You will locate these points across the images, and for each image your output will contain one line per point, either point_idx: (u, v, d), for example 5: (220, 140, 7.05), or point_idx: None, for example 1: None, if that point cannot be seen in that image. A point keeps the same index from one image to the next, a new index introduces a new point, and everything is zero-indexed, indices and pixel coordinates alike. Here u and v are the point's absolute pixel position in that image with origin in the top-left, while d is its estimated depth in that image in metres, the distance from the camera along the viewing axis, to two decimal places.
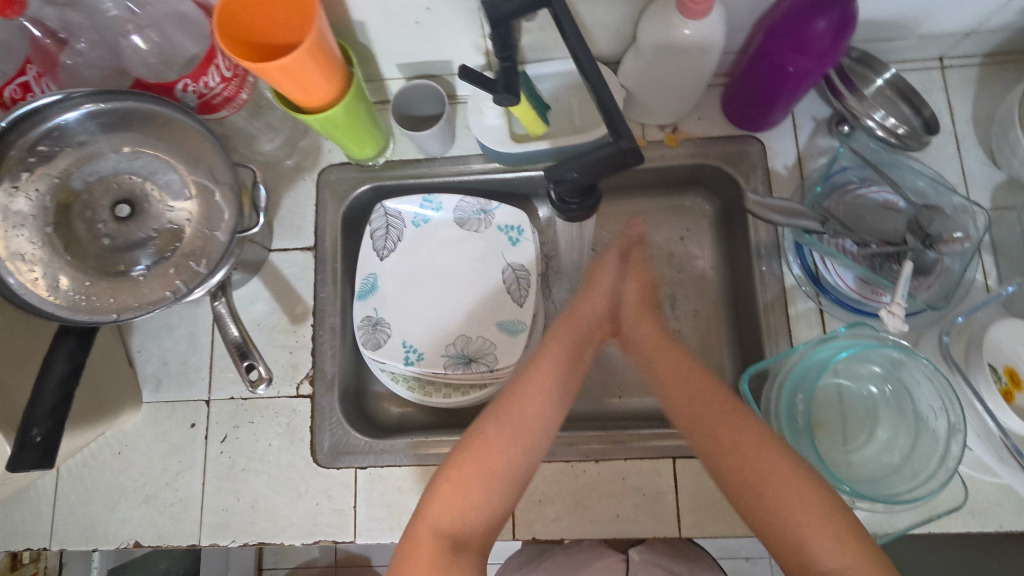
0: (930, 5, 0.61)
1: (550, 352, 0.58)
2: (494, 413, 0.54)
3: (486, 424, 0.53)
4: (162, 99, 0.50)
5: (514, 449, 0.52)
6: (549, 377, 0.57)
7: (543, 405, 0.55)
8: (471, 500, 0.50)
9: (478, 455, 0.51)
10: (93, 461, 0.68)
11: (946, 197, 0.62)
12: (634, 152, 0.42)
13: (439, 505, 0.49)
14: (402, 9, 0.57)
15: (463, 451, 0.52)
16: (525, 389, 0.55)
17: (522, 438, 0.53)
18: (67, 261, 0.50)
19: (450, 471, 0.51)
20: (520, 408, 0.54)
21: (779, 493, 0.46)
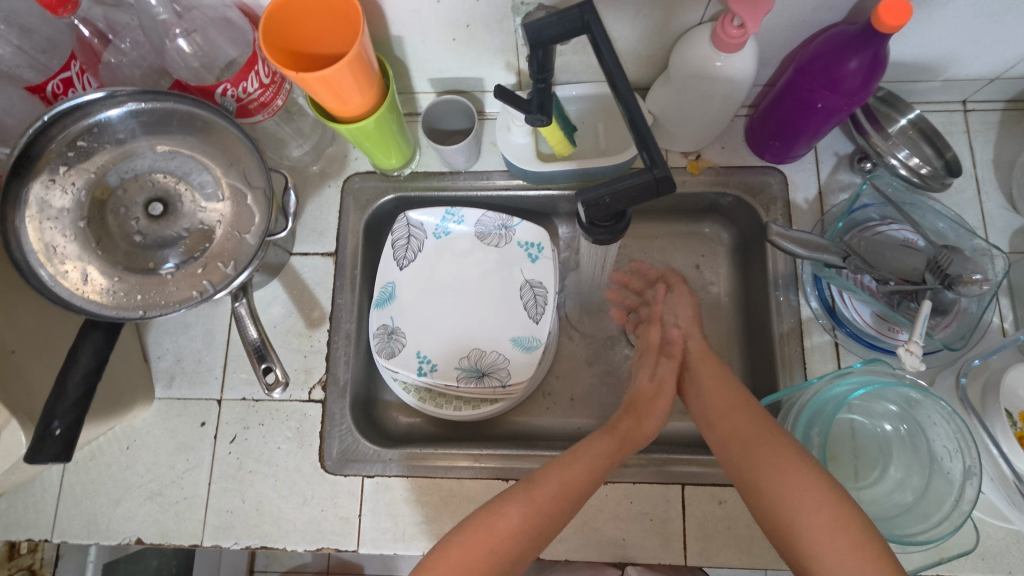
0: (958, 50, 0.62)
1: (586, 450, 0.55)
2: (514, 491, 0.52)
3: (506, 504, 0.51)
4: (202, 101, 0.51)
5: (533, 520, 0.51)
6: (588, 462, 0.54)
7: (568, 503, 0.52)
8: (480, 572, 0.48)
9: (492, 528, 0.50)
10: (101, 455, 0.68)
11: (965, 239, 0.62)
12: (667, 180, 0.43)
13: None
14: (440, 27, 0.58)
15: (473, 525, 0.50)
16: (549, 471, 0.53)
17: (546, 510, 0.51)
18: (97, 255, 0.50)
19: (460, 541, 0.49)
20: (543, 487, 0.52)
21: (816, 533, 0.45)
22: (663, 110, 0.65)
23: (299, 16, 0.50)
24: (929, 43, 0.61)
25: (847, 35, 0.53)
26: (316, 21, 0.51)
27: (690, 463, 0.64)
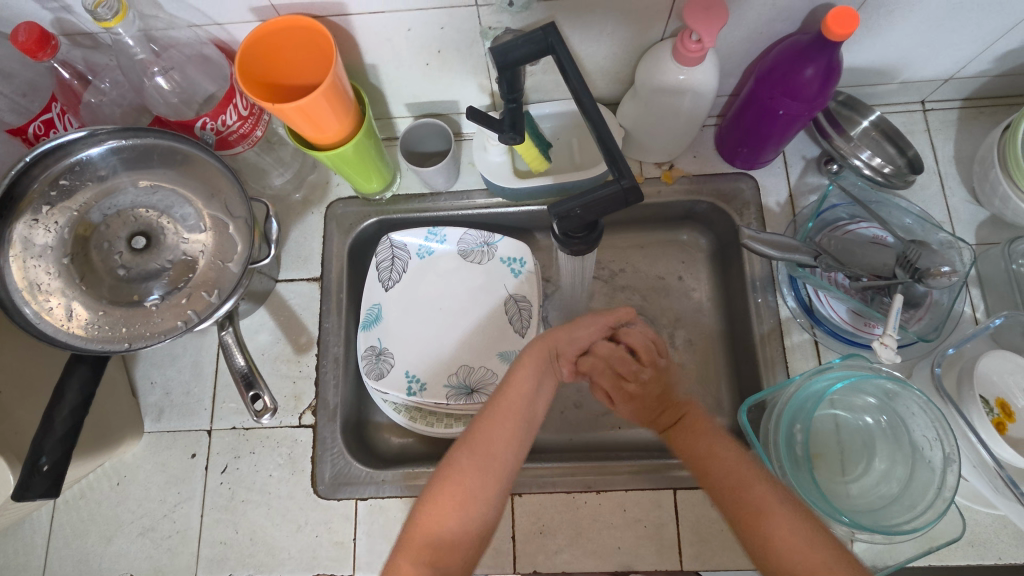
0: (911, 54, 0.65)
1: (511, 391, 0.55)
2: (468, 445, 0.52)
3: (457, 455, 0.51)
4: (182, 135, 0.52)
5: (493, 476, 0.50)
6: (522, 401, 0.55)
7: (513, 437, 0.53)
8: (461, 537, 0.48)
9: (461, 488, 0.49)
10: (91, 492, 0.68)
11: (931, 232, 0.64)
12: (635, 190, 0.44)
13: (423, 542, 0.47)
14: (413, 54, 0.60)
15: (454, 479, 0.50)
16: (496, 419, 0.53)
17: (497, 466, 0.51)
18: (82, 290, 0.51)
19: (435, 507, 0.49)
20: (492, 438, 0.52)
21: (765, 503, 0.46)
22: (634, 123, 0.67)
23: (274, 49, 0.52)
24: (882, 49, 0.64)
25: (801, 44, 0.55)
26: (291, 54, 0.53)
27: (678, 467, 0.65)
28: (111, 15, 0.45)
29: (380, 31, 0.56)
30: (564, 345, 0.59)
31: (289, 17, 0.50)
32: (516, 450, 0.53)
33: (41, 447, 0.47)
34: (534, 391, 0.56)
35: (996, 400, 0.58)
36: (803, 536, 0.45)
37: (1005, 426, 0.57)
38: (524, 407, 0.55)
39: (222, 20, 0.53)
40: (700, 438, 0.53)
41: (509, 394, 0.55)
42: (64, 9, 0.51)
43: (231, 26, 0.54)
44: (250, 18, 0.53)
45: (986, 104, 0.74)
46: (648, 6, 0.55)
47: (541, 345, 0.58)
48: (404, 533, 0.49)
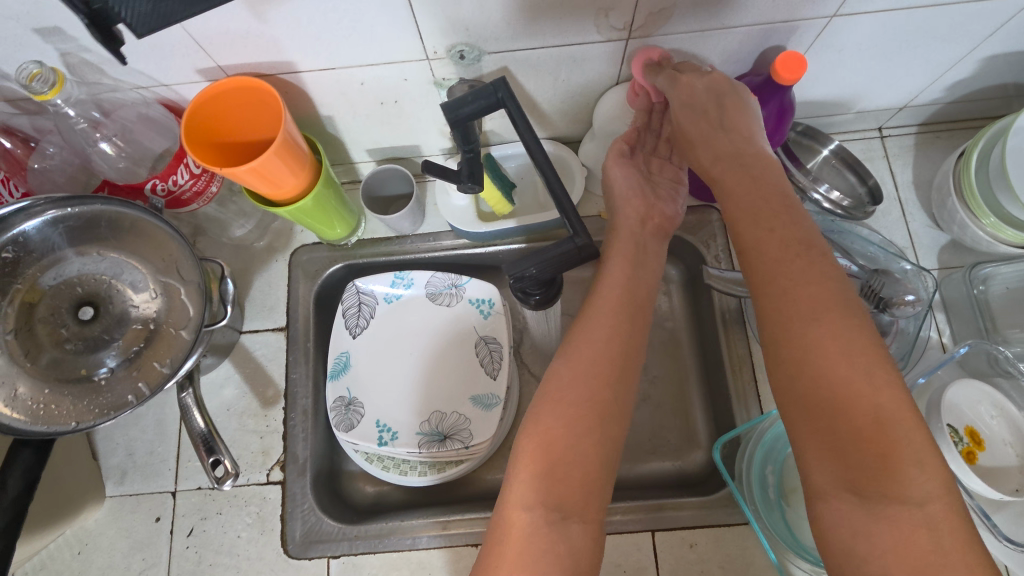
0: (864, 86, 0.66)
1: (607, 285, 0.54)
2: (568, 360, 0.49)
3: (557, 367, 0.50)
4: (130, 202, 0.51)
5: (582, 388, 0.47)
6: (614, 320, 0.51)
7: (608, 350, 0.50)
8: (577, 442, 0.45)
9: (558, 389, 0.48)
10: (51, 563, 0.65)
11: (895, 261, 0.65)
12: (589, 247, 0.44)
13: (526, 457, 0.45)
14: (369, 105, 0.60)
15: (544, 404, 0.47)
16: (584, 333, 0.51)
17: (591, 371, 0.49)
18: (25, 368, 0.50)
19: (540, 419, 0.47)
20: (591, 343, 0.50)
21: (857, 400, 0.38)
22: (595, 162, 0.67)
23: (222, 108, 0.51)
24: (837, 83, 0.65)
25: (754, 85, 0.55)
26: (240, 112, 0.52)
27: (657, 509, 0.63)
28: (47, 87, 0.45)
29: (332, 85, 0.56)
30: (622, 223, 0.59)
31: (235, 78, 0.50)
32: (613, 346, 0.50)
33: None
34: (627, 284, 0.55)
35: (965, 428, 0.58)
36: (843, 341, 0.39)
37: (976, 456, 0.57)
38: (615, 332, 0.51)
39: (169, 81, 0.52)
40: (750, 228, 0.46)
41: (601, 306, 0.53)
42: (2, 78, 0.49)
43: (179, 86, 0.53)
44: (197, 79, 0.52)
45: (942, 129, 0.75)
46: (602, 51, 0.55)
47: (623, 236, 0.58)
48: (510, 469, 0.46)
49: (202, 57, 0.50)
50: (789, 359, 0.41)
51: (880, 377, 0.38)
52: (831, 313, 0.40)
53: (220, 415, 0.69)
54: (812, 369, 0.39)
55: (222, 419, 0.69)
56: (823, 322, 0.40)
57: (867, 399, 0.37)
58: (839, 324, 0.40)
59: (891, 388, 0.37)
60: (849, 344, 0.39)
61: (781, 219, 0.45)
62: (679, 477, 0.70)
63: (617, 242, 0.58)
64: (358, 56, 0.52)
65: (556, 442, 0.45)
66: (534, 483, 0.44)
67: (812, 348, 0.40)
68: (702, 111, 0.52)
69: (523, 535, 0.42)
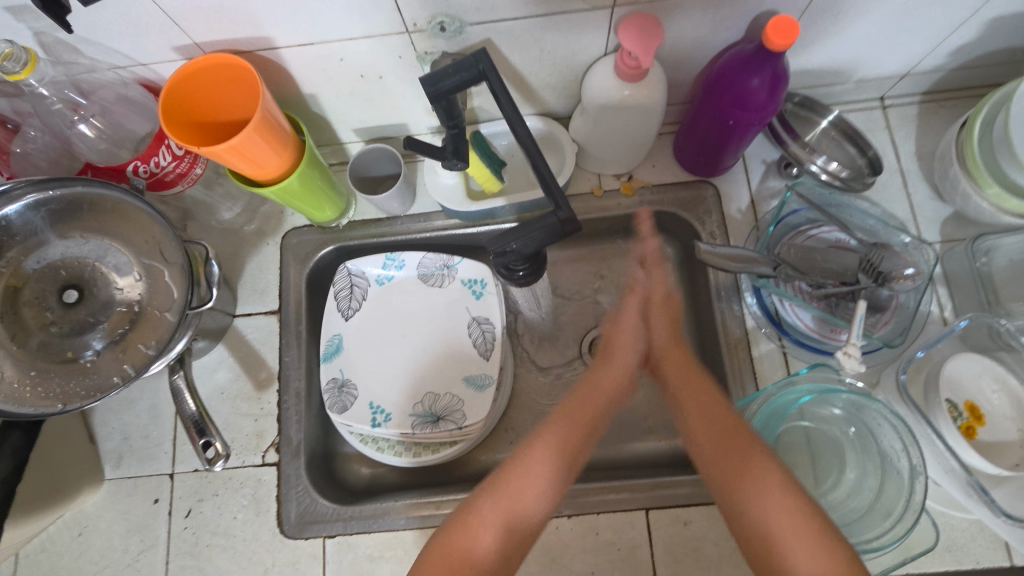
0: (863, 54, 0.64)
1: (574, 403, 0.55)
2: (525, 443, 0.51)
3: (518, 458, 0.50)
4: (110, 183, 0.51)
5: (540, 481, 0.49)
6: (571, 424, 0.53)
7: (572, 448, 0.51)
8: (507, 537, 0.47)
9: (523, 470, 0.49)
10: (51, 545, 0.66)
11: (894, 234, 0.63)
12: (572, 222, 0.44)
13: (461, 544, 0.46)
14: (353, 83, 0.59)
15: (507, 467, 0.49)
16: (554, 422, 0.53)
17: (560, 450, 0.51)
18: (12, 351, 0.50)
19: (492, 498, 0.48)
20: (550, 435, 0.52)
21: (782, 537, 0.42)
22: (586, 138, 0.66)
23: (202, 87, 0.50)
24: (834, 50, 0.63)
25: (745, 54, 0.54)
26: (223, 92, 0.51)
27: (651, 487, 0.63)
28: (20, 66, 0.45)
29: (313, 62, 0.55)
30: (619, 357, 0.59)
31: (212, 55, 0.49)
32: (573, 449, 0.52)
33: None
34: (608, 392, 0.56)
35: (965, 403, 0.57)
36: (789, 527, 0.42)
37: (975, 431, 0.56)
38: (576, 435, 0.52)
39: (146, 60, 0.51)
40: (694, 390, 0.54)
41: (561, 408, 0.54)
42: None
43: (157, 64, 0.52)
44: (175, 57, 0.51)
45: (945, 97, 0.72)
46: (586, 22, 0.53)
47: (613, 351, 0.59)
48: (458, 515, 0.48)
49: (177, 34, 0.49)
50: (740, 497, 0.45)
51: (813, 538, 0.42)
52: (761, 465, 0.46)
53: (213, 398, 0.69)
54: (749, 519, 0.44)
55: (216, 402, 0.69)
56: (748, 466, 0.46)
57: (787, 537, 0.42)
58: (786, 502, 0.43)
59: (809, 522, 0.42)
60: (805, 547, 0.41)
61: (739, 441, 0.48)
62: (675, 457, 0.69)
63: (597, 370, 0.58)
64: (335, 30, 0.50)
65: (503, 520, 0.47)
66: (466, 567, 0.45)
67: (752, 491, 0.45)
68: (671, 325, 0.60)
69: None
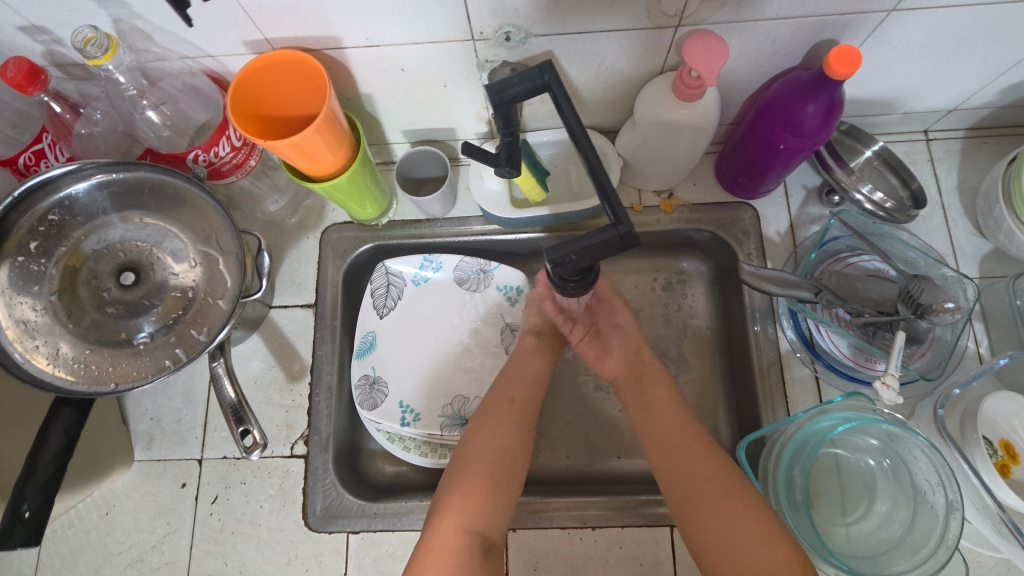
0: (915, 86, 0.64)
1: (517, 367, 0.67)
2: (485, 410, 0.63)
3: (477, 420, 0.63)
4: (173, 170, 0.53)
5: (518, 413, 0.63)
6: (533, 366, 0.67)
7: (519, 409, 0.63)
8: (488, 473, 0.58)
9: (487, 441, 0.60)
10: (79, 522, 0.67)
11: (936, 268, 0.62)
12: (632, 236, 0.43)
13: (473, 453, 0.59)
14: (409, 84, 0.59)
15: (479, 422, 0.62)
16: (516, 367, 0.67)
17: (525, 399, 0.64)
18: (67, 328, 0.52)
19: (483, 425, 0.61)
20: (502, 402, 0.63)
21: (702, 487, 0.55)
22: (632, 153, 0.66)
23: (267, 81, 0.51)
24: (887, 81, 0.63)
25: (803, 80, 0.54)
26: (286, 87, 0.52)
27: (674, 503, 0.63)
28: (101, 53, 0.46)
29: (376, 63, 0.56)
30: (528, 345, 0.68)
31: (283, 51, 0.50)
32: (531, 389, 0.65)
33: (22, 494, 0.50)
34: (533, 379, 0.66)
35: (999, 441, 0.56)
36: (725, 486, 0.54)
37: (1009, 470, 0.55)
38: (526, 395, 0.64)
39: (215, 52, 0.52)
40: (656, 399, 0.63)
41: (499, 409, 0.62)
42: (55, 42, 0.51)
43: (224, 57, 0.53)
44: (243, 51, 0.52)
45: (990, 134, 0.72)
46: (648, 38, 0.54)
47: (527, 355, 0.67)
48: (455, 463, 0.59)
49: (250, 29, 0.50)
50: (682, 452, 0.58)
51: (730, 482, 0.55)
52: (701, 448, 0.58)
53: (247, 387, 0.70)
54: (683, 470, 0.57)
55: (249, 391, 0.70)
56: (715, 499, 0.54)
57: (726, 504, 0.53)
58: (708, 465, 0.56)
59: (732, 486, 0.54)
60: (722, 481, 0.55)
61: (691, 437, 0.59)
62: None
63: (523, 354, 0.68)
64: (403, 33, 0.51)
65: (490, 453, 0.59)
66: (476, 470, 0.58)
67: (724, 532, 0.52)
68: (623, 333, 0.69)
69: (455, 519, 0.55)
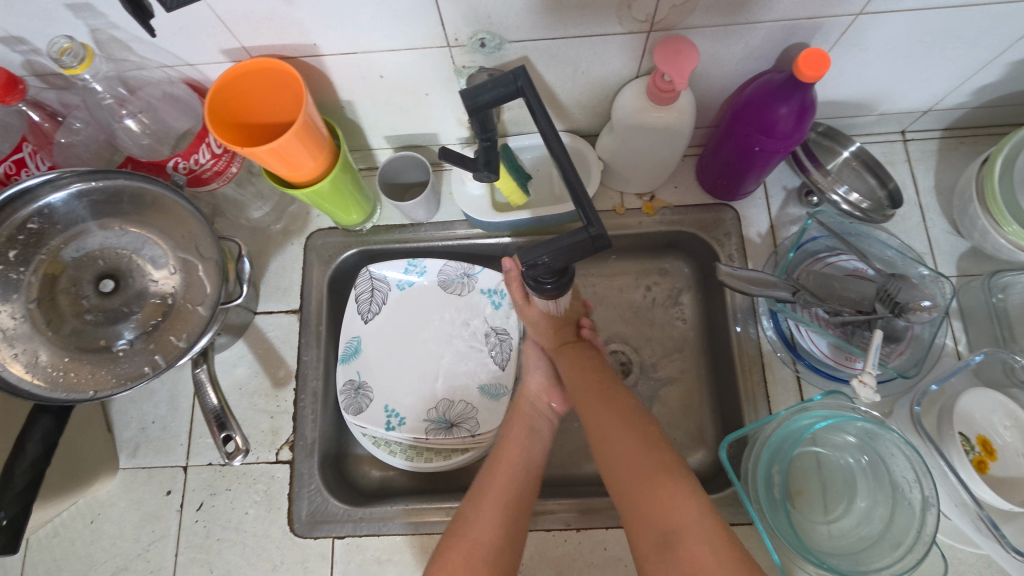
0: (889, 88, 0.65)
1: (509, 439, 0.62)
2: (475, 496, 0.58)
3: (467, 507, 0.57)
4: (152, 177, 0.53)
5: (510, 496, 0.58)
6: (526, 438, 0.63)
7: (514, 493, 0.58)
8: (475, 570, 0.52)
9: (472, 538, 0.54)
10: (63, 531, 0.66)
11: (912, 266, 0.63)
12: (603, 238, 0.43)
13: (459, 543, 0.54)
14: (389, 91, 0.60)
15: (469, 509, 0.57)
16: (511, 437, 0.62)
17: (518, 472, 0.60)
18: (46, 336, 0.52)
19: (473, 508, 0.57)
20: (496, 483, 0.59)
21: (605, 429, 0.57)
22: (612, 156, 0.67)
23: (246, 89, 0.52)
24: (861, 83, 0.64)
25: (775, 83, 0.55)
26: (265, 95, 0.53)
27: None
28: (77, 62, 0.46)
29: (355, 70, 0.56)
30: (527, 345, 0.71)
31: (260, 60, 0.50)
32: (525, 466, 0.60)
33: None
34: (527, 443, 0.62)
35: (976, 437, 0.57)
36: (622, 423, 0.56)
37: (986, 465, 0.56)
38: (519, 473, 0.60)
39: (194, 61, 0.53)
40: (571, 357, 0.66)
41: (491, 487, 0.58)
42: (33, 52, 0.51)
43: (203, 65, 0.54)
44: (221, 59, 0.53)
45: (966, 134, 0.74)
46: (622, 44, 0.55)
47: (523, 406, 0.66)
48: (439, 553, 0.54)
49: (227, 38, 0.50)
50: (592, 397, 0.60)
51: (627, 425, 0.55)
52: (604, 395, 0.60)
53: (232, 393, 0.70)
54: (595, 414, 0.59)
55: (234, 397, 0.70)
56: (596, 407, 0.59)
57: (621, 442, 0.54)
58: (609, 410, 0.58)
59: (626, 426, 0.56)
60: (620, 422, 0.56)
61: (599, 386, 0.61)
62: None
63: (518, 411, 0.65)
64: (380, 40, 0.52)
65: (481, 542, 0.54)
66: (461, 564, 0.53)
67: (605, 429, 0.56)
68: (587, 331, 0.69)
69: None
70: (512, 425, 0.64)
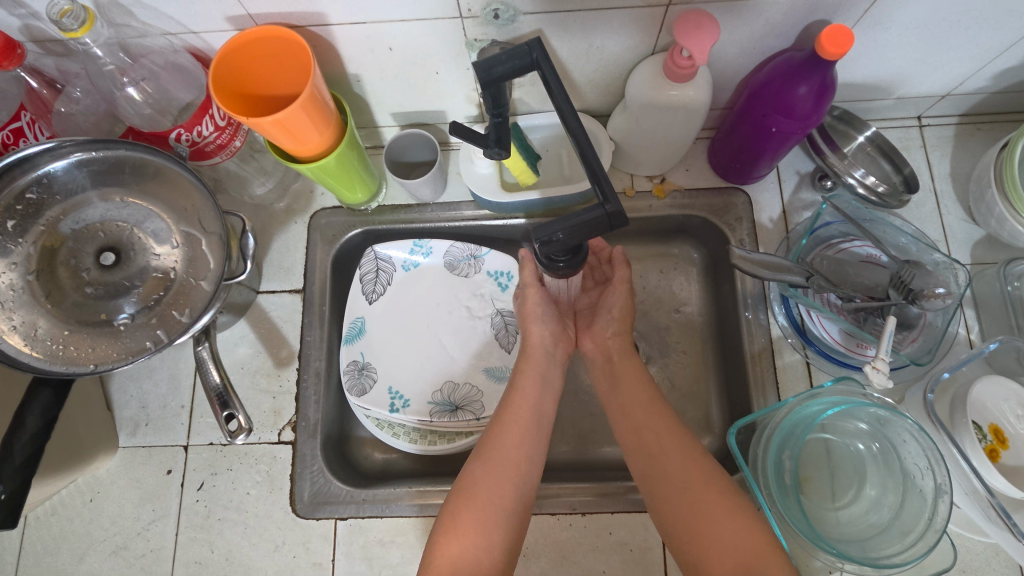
0: (908, 70, 0.63)
1: (516, 394, 0.62)
2: (482, 451, 0.58)
3: (473, 465, 0.57)
4: (154, 148, 0.52)
5: (518, 455, 0.57)
6: (534, 391, 0.63)
7: (523, 448, 0.58)
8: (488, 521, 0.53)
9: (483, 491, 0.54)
10: (63, 509, 0.66)
11: (926, 253, 0.62)
12: (620, 215, 0.42)
13: (471, 497, 0.54)
14: (398, 64, 0.58)
15: (477, 466, 0.56)
16: (518, 392, 0.62)
17: (528, 427, 0.60)
18: (46, 309, 0.51)
19: (481, 467, 0.56)
20: (504, 441, 0.58)
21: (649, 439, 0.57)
22: (623, 137, 0.66)
23: (251, 59, 0.51)
24: (881, 64, 0.62)
25: (794, 62, 0.54)
26: (270, 65, 0.51)
27: None
28: (77, 25, 0.45)
29: (363, 41, 0.55)
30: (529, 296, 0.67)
31: (266, 27, 0.49)
32: (534, 424, 0.60)
33: None
34: (539, 395, 0.63)
35: (989, 426, 0.56)
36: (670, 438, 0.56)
37: (998, 454, 0.55)
38: (527, 428, 0.60)
39: (197, 28, 0.51)
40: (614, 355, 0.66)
41: (497, 441, 0.58)
42: (31, 16, 0.49)
43: (207, 33, 0.52)
44: (225, 27, 0.51)
45: (983, 121, 0.72)
46: (638, 18, 0.53)
47: (535, 355, 0.65)
48: (450, 503, 0.54)
49: (232, 4, 0.49)
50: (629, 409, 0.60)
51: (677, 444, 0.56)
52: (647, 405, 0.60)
53: (234, 373, 0.69)
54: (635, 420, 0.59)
55: (236, 376, 0.69)
56: (656, 422, 0.58)
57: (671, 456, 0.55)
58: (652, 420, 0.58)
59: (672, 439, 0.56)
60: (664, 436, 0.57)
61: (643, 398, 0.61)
62: None
63: (528, 359, 0.65)
64: (389, 9, 0.50)
65: (492, 497, 0.54)
66: (470, 519, 0.53)
67: (647, 443, 0.57)
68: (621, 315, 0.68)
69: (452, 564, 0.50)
70: (522, 376, 0.64)
